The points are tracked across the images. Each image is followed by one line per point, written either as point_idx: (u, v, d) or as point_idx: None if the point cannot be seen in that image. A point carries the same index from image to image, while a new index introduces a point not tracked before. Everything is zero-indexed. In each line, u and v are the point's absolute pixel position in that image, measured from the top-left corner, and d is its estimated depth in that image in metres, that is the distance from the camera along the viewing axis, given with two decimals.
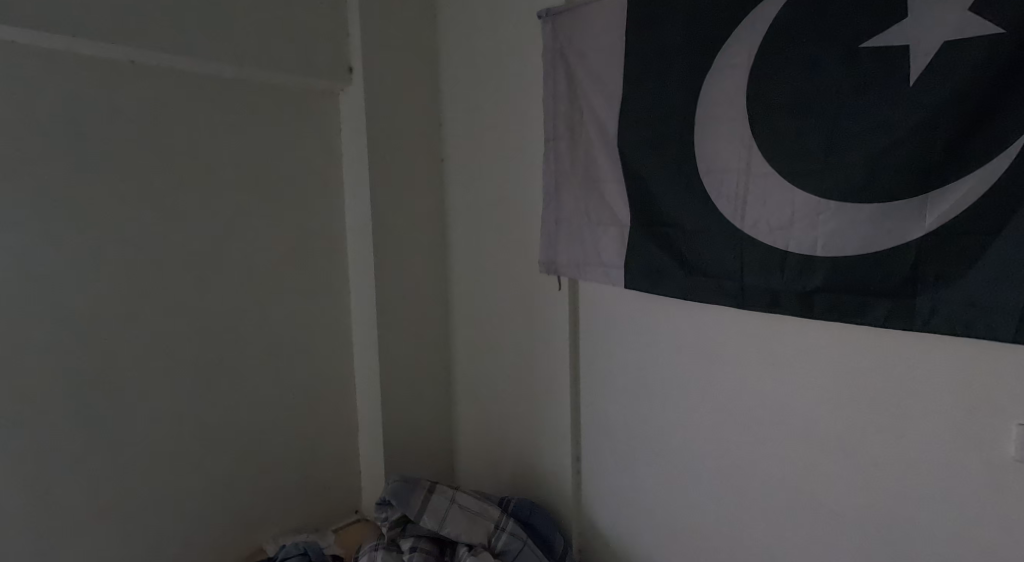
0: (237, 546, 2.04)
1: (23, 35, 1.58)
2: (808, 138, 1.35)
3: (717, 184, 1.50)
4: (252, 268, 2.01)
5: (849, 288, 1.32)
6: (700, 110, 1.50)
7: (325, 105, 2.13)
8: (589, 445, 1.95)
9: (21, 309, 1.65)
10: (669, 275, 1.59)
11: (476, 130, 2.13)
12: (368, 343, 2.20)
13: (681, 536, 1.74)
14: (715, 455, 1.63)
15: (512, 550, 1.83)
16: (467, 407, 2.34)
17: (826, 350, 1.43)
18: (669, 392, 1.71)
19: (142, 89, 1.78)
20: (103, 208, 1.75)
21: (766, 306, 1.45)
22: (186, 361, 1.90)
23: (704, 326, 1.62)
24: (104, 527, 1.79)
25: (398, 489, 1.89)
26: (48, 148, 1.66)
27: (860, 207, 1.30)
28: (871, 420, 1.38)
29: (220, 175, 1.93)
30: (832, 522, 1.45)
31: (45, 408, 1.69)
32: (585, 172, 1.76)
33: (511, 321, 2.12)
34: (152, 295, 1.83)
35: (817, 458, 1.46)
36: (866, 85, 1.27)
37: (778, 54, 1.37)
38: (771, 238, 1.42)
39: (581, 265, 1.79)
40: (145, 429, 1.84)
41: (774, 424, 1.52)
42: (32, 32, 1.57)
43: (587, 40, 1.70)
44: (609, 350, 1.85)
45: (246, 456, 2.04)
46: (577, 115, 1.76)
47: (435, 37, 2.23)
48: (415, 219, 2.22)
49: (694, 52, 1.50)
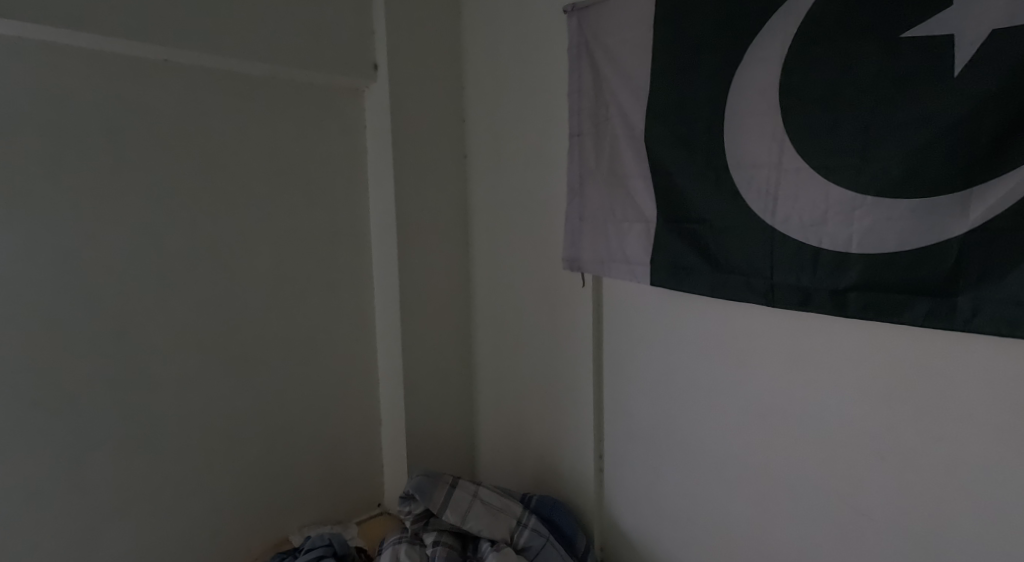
0: (264, 538, 2.06)
1: (63, 35, 1.61)
2: (842, 133, 1.32)
3: (746, 180, 1.47)
4: (278, 264, 2.02)
5: (886, 286, 1.29)
6: (731, 105, 1.47)
7: (350, 102, 2.13)
8: (611, 442, 1.93)
9: (58, 304, 1.68)
10: (697, 272, 1.57)
11: (500, 126, 2.12)
12: (391, 338, 2.20)
13: (703, 536, 1.72)
14: (741, 455, 1.61)
15: (534, 547, 1.82)
16: (490, 403, 2.33)
17: (859, 348, 1.39)
18: (694, 391, 1.69)
19: (173, 88, 1.80)
20: (136, 205, 1.77)
21: (797, 303, 1.41)
22: (215, 355, 1.92)
23: (731, 323, 1.59)
24: (137, 518, 1.82)
25: (421, 482, 1.88)
26: (84, 146, 1.69)
27: (897, 202, 1.26)
28: (906, 420, 1.35)
29: (248, 173, 1.95)
30: (862, 525, 1.42)
31: (81, 400, 1.73)
32: (610, 167, 1.74)
33: (534, 317, 2.11)
34: (182, 290, 1.86)
35: (847, 459, 1.43)
36: (906, 76, 1.24)
37: (813, 47, 1.34)
38: (802, 235, 1.39)
39: (605, 262, 1.77)
40: (176, 422, 1.87)
41: (803, 424, 1.49)
42: (72, 33, 1.60)
43: (614, 35, 1.68)
44: (632, 346, 1.83)
45: (273, 450, 2.05)
46: (602, 110, 1.74)
47: (458, 34, 2.21)
48: (438, 215, 2.22)
49: (724, 45, 1.47)
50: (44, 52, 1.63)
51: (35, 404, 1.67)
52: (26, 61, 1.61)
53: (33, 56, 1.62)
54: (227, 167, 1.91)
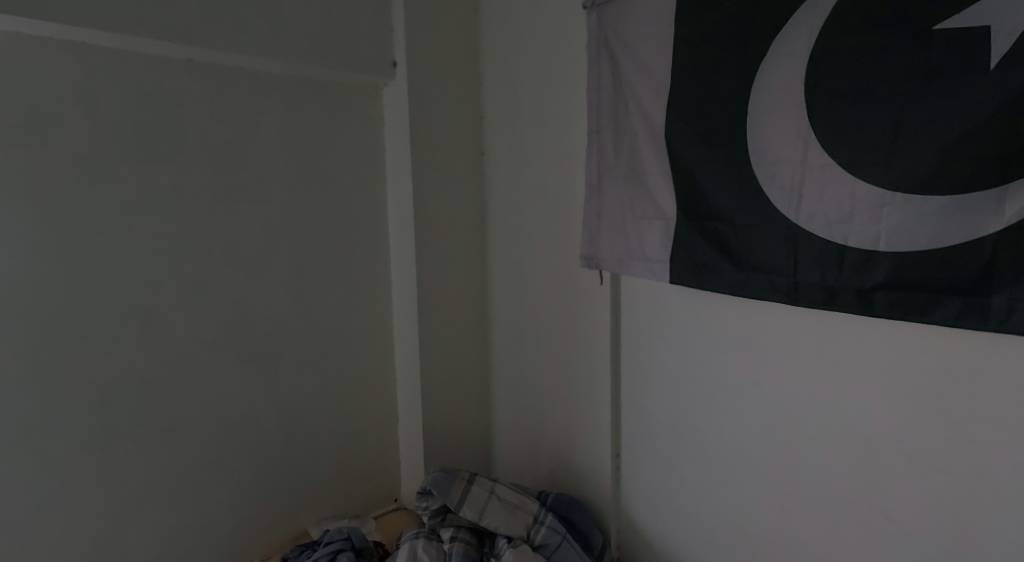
0: (282, 532, 2.07)
1: (91, 35, 1.63)
2: (871, 128, 1.29)
3: (769, 176, 1.44)
4: (296, 261, 2.03)
5: (915, 285, 1.26)
6: (754, 100, 1.44)
7: (369, 100, 2.13)
8: (629, 441, 1.92)
9: (84, 301, 1.71)
10: (718, 270, 1.54)
11: (518, 122, 2.11)
12: (409, 335, 2.20)
13: (721, 537, 1.70)
14: (762, 456, 1.58)
15: (551, 544, 1.82)
16: (506, 400, 2.33)
17: (885, 348, 1.36)
18: (713, 391, 1.67)
19: (196, 87, 1.81)
20: (159, 203, 1.79)
21: (821, 302, 1.39)
22: (235, 352, 1.94)
23: (753, 322, 1.57)
24: (159, 511, 1.84)
25: (438, 478, 1.87)
26: (109, 145, 1.71)
27: (928, 199, 1.23)
28: (934, 421, 1.32)
29: (269, 171, 1.95)
30: (886, 528, 1.40)
31: (106, 395, 1.75)
32: (629, 164, 1.72)
33: (551, 314, 2.09)
34: (204, 287, 1.87)
35: (871, 461, 1.40)
36: (939, 69, 1.20)
37: (841, 40, 1.31)
38: (828, 233, 1.36)
39: (624, 259, 1.76)
40: (197, 418, 1.88)
41: (826, 424, 1.46)
42: (100, 33, 1.62)
43: (635, 31, 1.66)
44: (651, 345, 1.81)
45: (291, 445, 2.06)
46: (621, 106, 1.72)
47: (476, 30, 2.20)
48: (455, 212, 2.21)
49: (748, 40, 1.44)
50: (72, 52, 1.65)
51: (61, 399, 1.69)
52: (55, 61, 1.63)
53: (62, 56, 1.64)
54: (248, 165, 1.91)
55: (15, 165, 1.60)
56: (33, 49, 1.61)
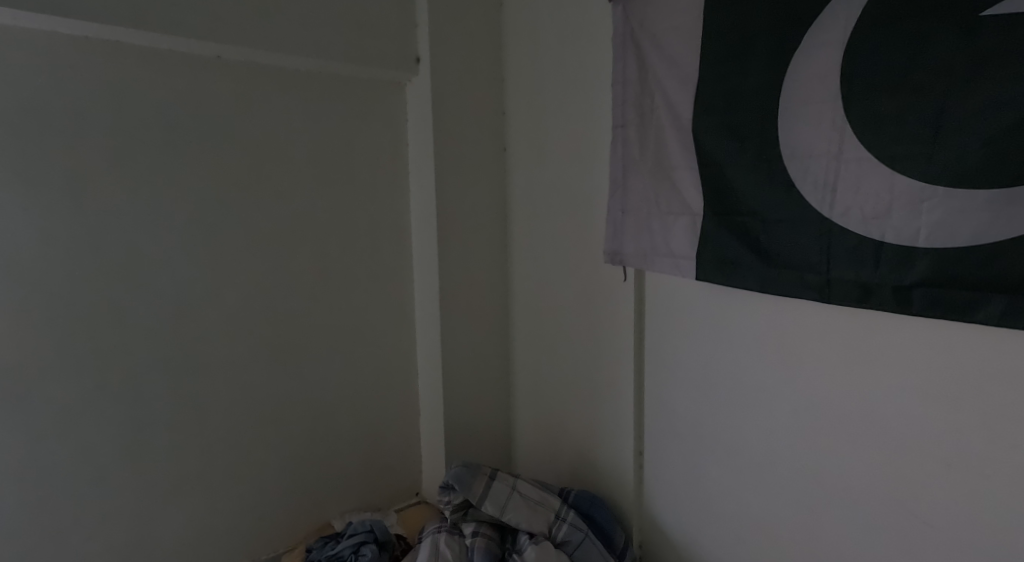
0: (306, 525, 2.07)
1: (125, 34, 1.64)
2: (912, 119, 1.24)
3: (802, 170, 1.40)
4: (321, 257, 2.02)
5: (957, 283, 1.21)
6: (786, 92, 1.41)
7: (393, 96, 2.12)
8: (652, 441, 1.89)
9: (115, 295, 1.72)
10: (746, 266, 1.51)
11: (541, 117, 2.08)
12: (431, 332, 2.19)
13: (747, 538, 1.66)
14: (792, 456, 1.55)
15: (573, 542, 1.80)
16: (528, 398, 2.31)
17: (922, 347, 1.32)
18: (741, 391, 1.63)
19: (223, 85, 1.82)
20: (188, 199, 1.80)
21: (856, 299, 1.35)
22: (261, 348, 1.94)
23: (783, 319, 1.53)
24: (186, 503, 1.86)
25: (460, 473, 1.85)
26: (141, 142, 1.72)
27: (972, 193, 1.19)
28: (975, 423, 1.27)
29: (293, 167, 1.95)
30: (921, 531, 1.35)
31: (138, 389, 1.77)
32: (655, 159, 1.69)
33: (574, 310, 2.06)
34: (231, 283, 1.88)
35: (906, 464, 1.36)
36: (986, 58, 1.16)
37: (880, 29, 1.27)
38: (863, 228, 1.32)
39: (648, 255, 1.73)
40: (224, 412, 1.90)
41: (859, 426, 1.42)
42: (132, 31, 1.63)
43: (662, 23, 1.63)
44: (675, 343, 1.78)
45: (314, 439, 2.06)
46: (647, 99, 1.69)
47: (500, 26, 2.18)
48: (478, 208, 2.19)
49: (780, 31, 1.40)
50: (105, 51, 1.67)
51: (95, 391, 1.72)
52: (90, 59, 1.65)
53: (96, 54, 1.66)
54: (273, 162, 1.92)
55: (54, 162, 1.63)
56: (68, 47, 1.63)
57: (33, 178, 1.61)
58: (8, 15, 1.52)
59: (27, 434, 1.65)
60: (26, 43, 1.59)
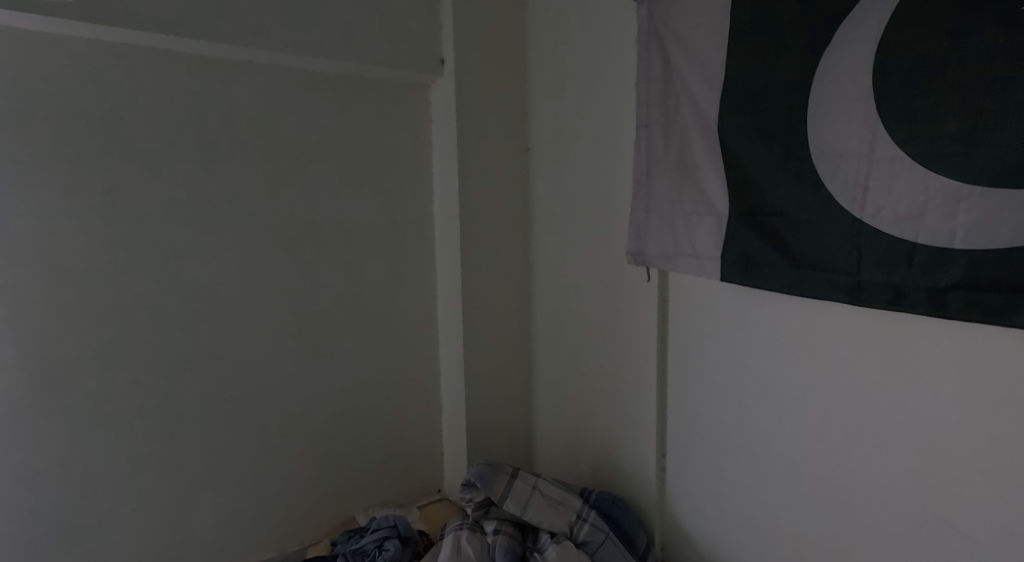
0: (329, 520, 2.08)
1: (159, 39, 1.67)
2: (949, 117, 1.21)
3: (832, 170, 1.37)
4: (345, 257, 2.03)
5: (995, 285, 1.18)
6: (816, 91, 1.38)
7: (417, 97, 2.12)
8: (674, 442, 1.87)
9: (146, 293, 1.75)
10: (773, 267, 1.48)
11: (565, 118, 2.07)
12: (453, 331, 2.19)
13: (770, 541, 1.64)
14: (817, 459, 1.52)
15: (594, 542, 1.79)
16: (549, 398, 2.30)
17: (955, 351, 1.29)
18: (766, 393, 1.61)
19: (251, 88, 1.84)
20: (216, 201, 1.82)
21: (887, 301, 1.32)
22: (285, 347, 1.95)
23: (810, 321, 1.51)
24: (211, 498, 1.88)
25: (482, 471, 1.85)
26: (172, 144, 1.75)
27: (1011, 194, 1.15)
28: (1011, 427, 1.23)
29: (318, 169, 1.96)
30: (953, 538, 1.32)
31: (168, 386, 1.79)
32: (679, 158, 1.67)
33: (598, 310, 2.05)
34: (258, 282, 1.90)
35: (938, 469, 1.33)
36: None
37: (915, 25, 1.24)
38: (896, 229, 1.30)
39: (672, 255, 1.71)
40: (251, 409, 1.91)
41: (888, 430, 1.39)
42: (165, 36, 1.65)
43: (687, 22, 1.61)
44: (699, 344, 1.76)
45: (337, 437, 2.07)
46: (672, 99, 1.68)
47: (524, 27, 2.17)
48: (500, 207, 2.19)
49: (810, 29, 1.38)
50: (140, 55, 1.69)
51: (126, 388, 1.74)
52: (125, 63, 1.68)
53: (131, 58, 1.69)
54: (298, 163, 1.93)
55: (91, 164, 1.66)
56: (105, 52, 1.66)
57: (70, 180, 1.65)
58: (49, 23, 1.56)
59: (63, 429, 1.68)
60: (65, 48, 1.62)
